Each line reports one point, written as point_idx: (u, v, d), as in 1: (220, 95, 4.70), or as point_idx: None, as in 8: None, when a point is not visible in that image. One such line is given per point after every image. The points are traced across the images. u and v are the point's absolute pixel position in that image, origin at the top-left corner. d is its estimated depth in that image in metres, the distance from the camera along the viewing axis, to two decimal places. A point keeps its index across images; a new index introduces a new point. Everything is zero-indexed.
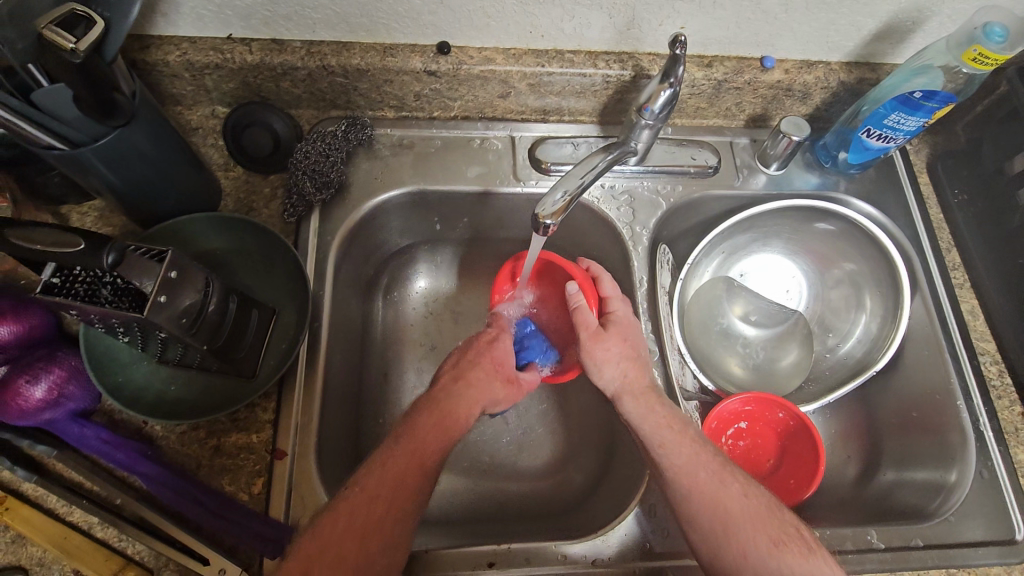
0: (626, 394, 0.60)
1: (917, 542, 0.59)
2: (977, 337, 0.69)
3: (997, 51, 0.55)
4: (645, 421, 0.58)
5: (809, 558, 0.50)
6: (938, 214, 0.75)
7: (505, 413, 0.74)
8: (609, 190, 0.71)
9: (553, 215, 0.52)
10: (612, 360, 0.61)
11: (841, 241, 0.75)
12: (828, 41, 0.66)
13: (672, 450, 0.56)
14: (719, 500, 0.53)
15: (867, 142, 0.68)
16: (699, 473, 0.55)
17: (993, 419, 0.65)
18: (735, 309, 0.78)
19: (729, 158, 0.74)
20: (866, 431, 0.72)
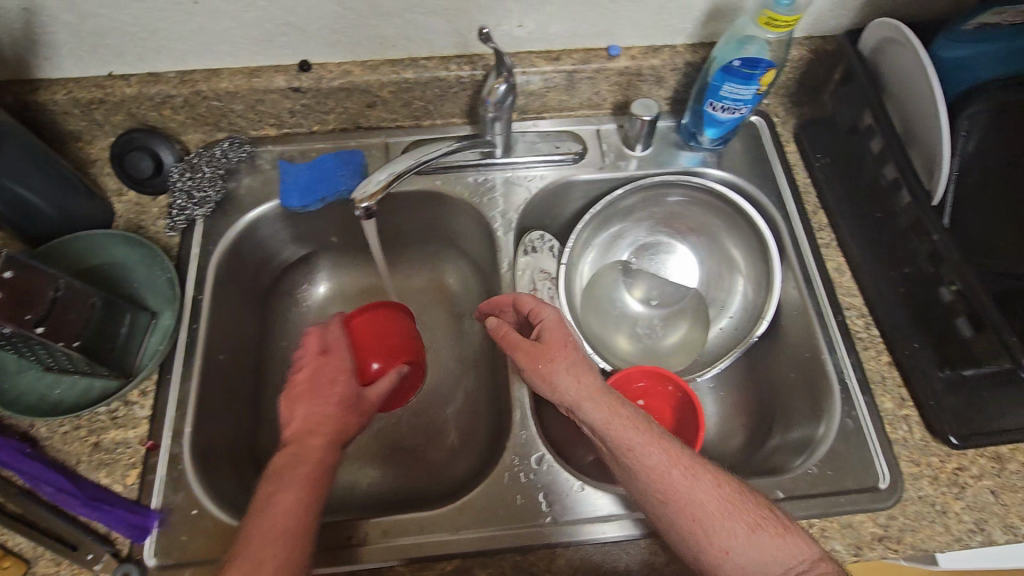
0: (587, 403, 0.54)
1: (778, 493, 0.59)
2: (842, 292, 0.69)
3: (784, 14, 0.57)
4: (602, 431, 0.53)
5: (763, 513, 0.49)
6: (804, 179, 0.77)
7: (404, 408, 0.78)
8: (480, 183, 0.75)
9: (371, 197, 0.57)
10: (560, 371, 0.56)
11: (710, 211, 0.78)
12: (665, 25, 0.70)
13: (647, 454, 0.51)
14: (691, 502, 0.49)
15: (716, 116, 0.71)
16: (672, 479, 0.50)
17: (858, 370, 0.65)
18: (635, 294, 0.80)
19: (596, 145, 0.78)
20: (751, 402, 0.74)
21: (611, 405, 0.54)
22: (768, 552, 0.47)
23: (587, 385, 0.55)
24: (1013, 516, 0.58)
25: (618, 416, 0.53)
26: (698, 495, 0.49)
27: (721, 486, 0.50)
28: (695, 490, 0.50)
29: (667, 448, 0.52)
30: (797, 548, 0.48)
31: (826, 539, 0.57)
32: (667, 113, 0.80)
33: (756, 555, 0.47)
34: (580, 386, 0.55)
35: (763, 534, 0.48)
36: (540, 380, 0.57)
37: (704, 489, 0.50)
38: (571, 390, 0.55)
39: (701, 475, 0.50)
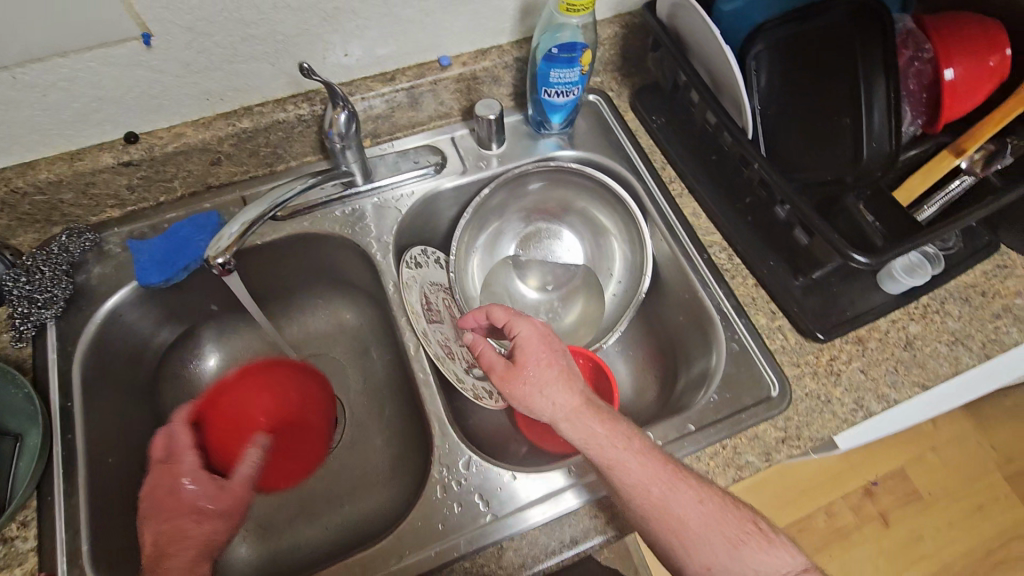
0: (570, 421, 0.57)
1: (690, 427, 0.64)
2: (703, 233, 0.76)
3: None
4: (587, 449, 0.56)
5: (738, 522, 0.54)
6: (648, 141, 0.83)
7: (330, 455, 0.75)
8: (349, 214, 0.75)
9: (226, 250, 0.56)
10: (543, 390, 0.59)
11: (573, 188, 0.83)
12: (486, 28, 0.74)
13: (629, 465, 0.55)
14: (675, 521, 0.53)
15: (553, 101, 0.75)
16: (656, 497, 0.53)
17: (731, 297, 0.71)
18: (532, 283, 0.84)
19: (453, 151, 0.80)
20: (656, 352, 0.79)
21: (597, 423, 0.57)
22: (747, 566, 0.52)
23: (568, 402, 0.58)
24: (883, 386, 0.66)
25: (597, 433, 0.56)
26: (681, 512, 0.53)
27: (704, 503, 0.54)
28: (678, 511, 0.53)
29: (651, 461, 0.55)
30: (773, 560, 0.53)
31: (738, 455, 0.63)
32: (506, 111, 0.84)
33: (733, 567, 0.52)
34: (562, 404, 0.58)
35: (744, 548, 0.53)
36: (519, 400, 0.60)
37: (687, 507, 0.53)
38: (552, 407, 0.58)
39: (682, 490, 0.54)
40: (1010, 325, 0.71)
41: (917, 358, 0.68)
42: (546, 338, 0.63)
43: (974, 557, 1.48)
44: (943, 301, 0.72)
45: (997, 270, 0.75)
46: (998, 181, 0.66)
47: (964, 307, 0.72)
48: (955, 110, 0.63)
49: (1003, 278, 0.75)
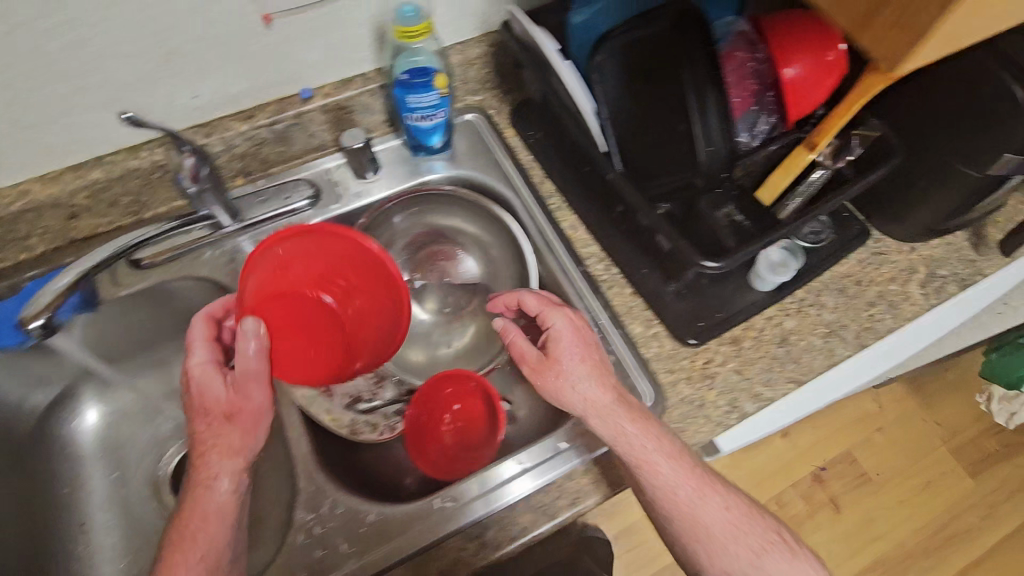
0: (602, 415, 0.61)
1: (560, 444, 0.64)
2: (580, 246, 0.76)
3: (411, 22, 0.60)
4: (622, 445, 0.60)
5: (732, 519, 0.60)
6: (527, 156, 0.83)
7: None
8: (221, 254, 0.74)
9: (35, 314, 0.57)
10: (586, 382, 0.62)
11: (454, 208, 0.82)
12: (344, 58, 0.72)
13: (667, 461, 0.59)
14: (705, 530, 0.59)
15: (420, 125, 0.74)
16: (683, 492, 0.59)
17: (606, 308, 0.71)
18: (427, 307, 0.83)
19: (327, 185, 0.80)
20: None
21: (638, 417, 0.60)
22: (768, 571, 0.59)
23: (605, 396, 0.61)
24: (756, 386, 0.67)
25: (637, 433, 0.60)
26: (714, 514, 0.59)
27: (729, 510, 0.60)
28: (705, 518, 0.59)
29: (680, 460, 0.60)
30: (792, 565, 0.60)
31: None
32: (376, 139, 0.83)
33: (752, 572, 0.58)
34: (598, 398, 0.61)
35: (775, 552, 0.60)
36: (550, 392, 0.63)
37: (714, 511, 0.59)
38: (585, 399, 0.61)
39: (689, 484, 0.59)
40: (884, 312, 0.72)
41: (791, 354, 0.69)
42: (579, 327, 0.65)
43: (926, 533, 1.48)
44: (819, 293, 0.73)
45: (873, 257, 0.75)
46: (850, 173, 0.67)
47: (840, 298, 0.73)
48: (797, 108, 0.65)
49: (880, 264, 0.75)
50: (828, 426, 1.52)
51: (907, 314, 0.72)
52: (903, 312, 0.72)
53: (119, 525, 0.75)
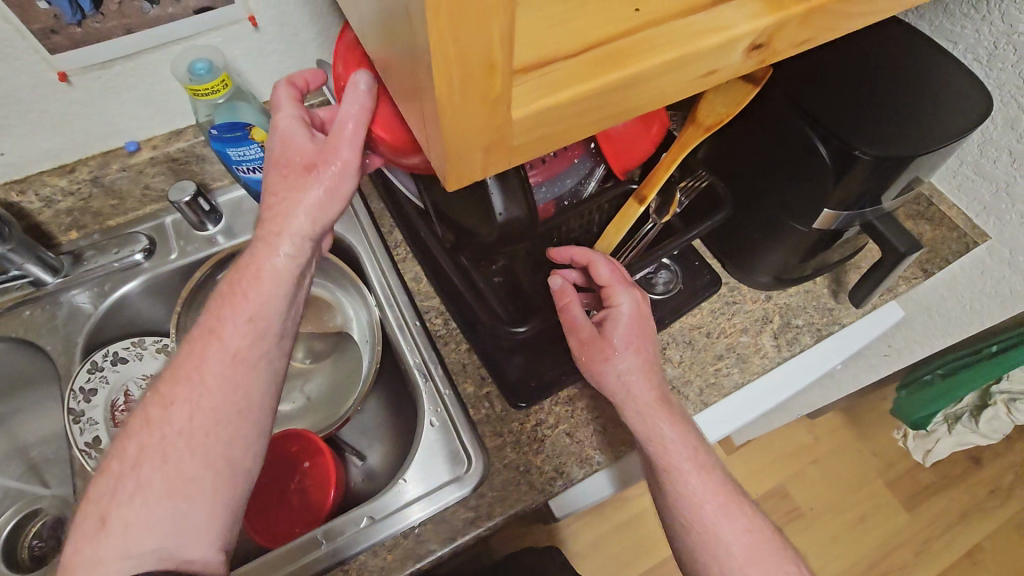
0: (660, 400, 0.59)
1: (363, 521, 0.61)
2: (421, 298, 0.72)
3: (203, 83, 0.60)
4: (665, 446, 0.57)
5: (745, 516, 0.56)
6: (378, 203, 0.80)
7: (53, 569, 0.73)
8: (43, 312, 0.71)
9: None
10: (641, 374, 0.59)
11: None
12: (167, 110, 0.71)
13: (680, 445, 0.57)
14: (729, 542, 0.54)
15: (253, 177, 0.72)
16: (705, 509, 0.55)
17: (439, 365, 0.68)
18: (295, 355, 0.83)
19: (166, 236, 0.77)
20: (399, 421, 0.76)
21: (677, 418, 0.58)
22: None
23: (651, 387, 0.59)
24: (587, 449, 0.63)
25: (647, 402, 0.58)
26: (733, 531, 0.55)
27: (750, 530, 0.55)
28: (734, 531, 0.55)
29: (700, 454, 0.57)
30: None
31: (422, 543, 0.59)
32: (221, 189, 0.80)
33: None
34: (646, 389, 0.59)
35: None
36: (591, 373, 0.60)
37: (735, 529, 0.55)
38: (640, 384, 0.59)
39: (715, 477, 0.57)
40: (732, 366, 0.70)
41: None
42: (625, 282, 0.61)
43: (861, 569, 1.40)
44: (664, 347, 0.70)
45: (725, 306, 0.73)
46: (679, 225, 0.64)
47: (687, 351, 0.70)
48: (621, 160, 0.63)
49: (731, 314, 0.72)
50: (758, 458, 1.49)
51: (756, 367, 0.70)
52: (752, 366, 0.70)
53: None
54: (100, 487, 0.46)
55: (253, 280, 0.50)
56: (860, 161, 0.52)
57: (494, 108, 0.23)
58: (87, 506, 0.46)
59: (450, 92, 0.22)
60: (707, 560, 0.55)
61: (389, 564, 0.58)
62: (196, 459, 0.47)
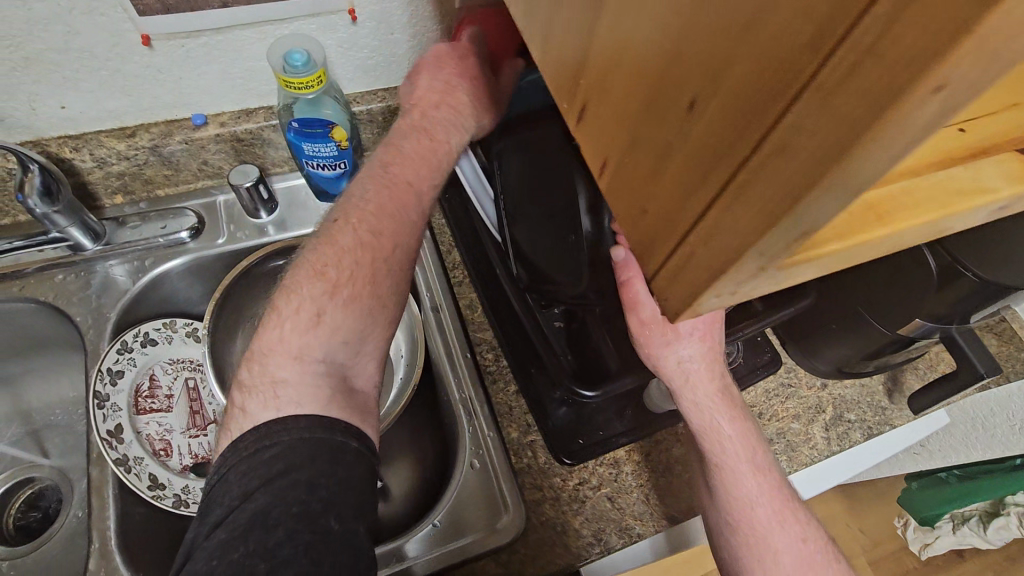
0: (722, 396, 0.57)
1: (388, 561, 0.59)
2: (473, 329, 0.70)
3: (297, 75, 0.56)
4: (721, 439, 0.56)
5: (797, 517, 0.57)
6: (440, 220, 0.77)
7: (46, 546, 0.69)
8: (78, 277, 0.67)
9: None
10: (709, 367, 0.55)
11: None
12: (245, 89, 0.67)
13: (738, 447, 0.56)
14: (778, 546, 0.55)
15: (320, 173, 0.69)
16: (755, 510, 0.55)
17: (485, 405, 0.65)
18: None
19: (215, 215, 0.74)
20: (427, 453, 0.74)
21: (739, 411, 0.58)
22: None
23: (716, 378, 0.56)
24: (627, 519, 0.61)
25: (714, 407, 0.56)
26: (781, 539, 0.55)
27: (803, 540, 0.56)
28: (782, 536, 0.55)
29: (758, 457, 0.57)
30: None
31: None
32: (278, 174, 0.77)
33: None
34: (711, 379, 0.56)
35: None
36: (649, 357, 0.53)
37: (785, 533, 0.55)
38: (705, 373, 0.55)
39: (769, 480, 0.57)
40: (781, 452, 0.68)
41: (672, 486, 0.63)
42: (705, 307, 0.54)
43: None
44: None
45: (780, 389, 0.71)
46: (758, 306, 0.63)
47: None
48: None
49: (784, 398, 0.71)
50: None
51: (804, 457, 0.68)
52: (800, 456, 0.68)
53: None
54: (309, 287, 0.50)
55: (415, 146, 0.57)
56: (965, 279, 0.51)
57: (764, 279, 0.21)
58: (295, 303, 0.49)
59: (760, 247, 0.18)
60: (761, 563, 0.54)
61: None
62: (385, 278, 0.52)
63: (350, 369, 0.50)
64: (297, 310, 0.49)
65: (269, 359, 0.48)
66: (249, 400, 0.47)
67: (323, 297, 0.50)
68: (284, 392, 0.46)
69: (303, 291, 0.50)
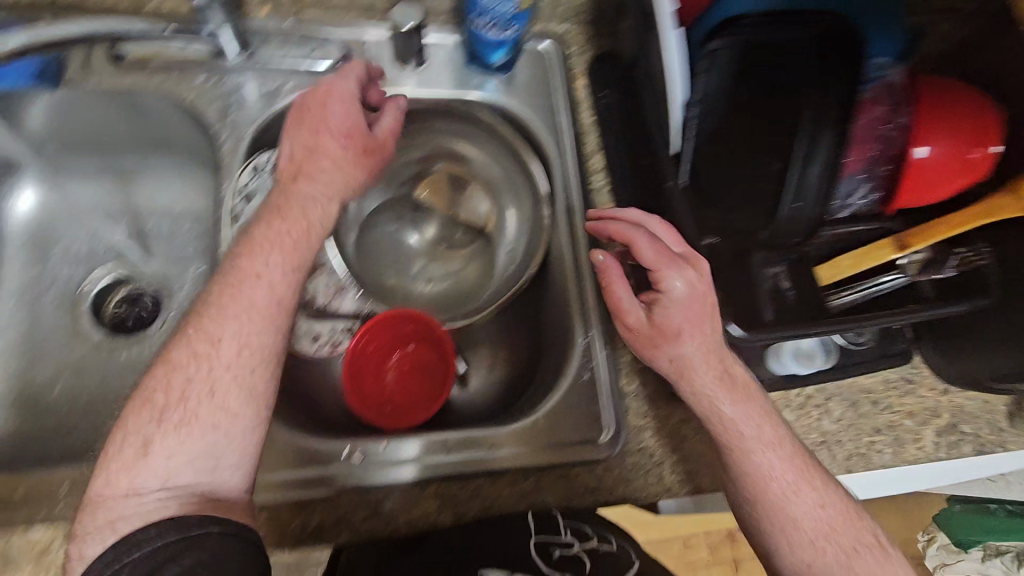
0: (734, 381, 0.53)
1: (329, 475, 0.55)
2: (604, 243, 0.66)
3: None
4: (746, 426, 0.53)
5: (823, 491, 0.52)
6: (589, 117, 0.71)
7: (146, 345, 0.71)
8: (215, 86, 0.64)
9: None
10: (702, 356, 0.52)
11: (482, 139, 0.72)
12: None
13: (749, 422, 0.53)
14: (804, 522, 0.51)
15: (482, 34, 0.63)
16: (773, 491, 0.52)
17: (603, 322, 0.63)
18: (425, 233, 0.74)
19: (361, 54, 0.67)
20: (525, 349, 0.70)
21: (750, 391, 0.54)
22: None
23: (715, 356, 0.53)
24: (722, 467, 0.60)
25: (707, 382, 0.53)
26: (795, 504, 0.51)
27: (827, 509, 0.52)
28: (797, 502, 0.51)
29: (774, 433, 0.53)
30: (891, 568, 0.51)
31: (537, 491, 0.58)
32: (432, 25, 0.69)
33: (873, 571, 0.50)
34: (710, 367, 0.53)
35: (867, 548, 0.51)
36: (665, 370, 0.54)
37: (802, 504, 0.51)
38: (695, 352, 0.52)
39: (791, 459, 0.53)
40: (886, 445, 0.65)
41: None
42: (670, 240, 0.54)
43: None
44: (828, 397, 0.65)
45: (902, 383, 0.67)
46: (928, 294, 0.57)
47: (847, 411, 0.65)
48: (909, 197, 0.54)
49: (902, 393, 0.67)
50: None
51: (909, 456, 0.65)
52: (906, 453, 0.65)
53: (25, 319, 0.68)
54: (135, 417, 0.46)
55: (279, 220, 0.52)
56: None
57: None
58: (126, 426, 0.45)
59: None
60: (786, 538, 0.51)
61: (500, 496, 0.58)
62: (240, 395, 0.47)
63: (217, 484, 0.46)
64: (190, 352, 0.47)
65: (116, 456, 0.45)
66: (85, 544, 0.43)
67: (213, 360, 0.47)
68: (127, 515, 0.43)
69: (175, 361, 0.47)
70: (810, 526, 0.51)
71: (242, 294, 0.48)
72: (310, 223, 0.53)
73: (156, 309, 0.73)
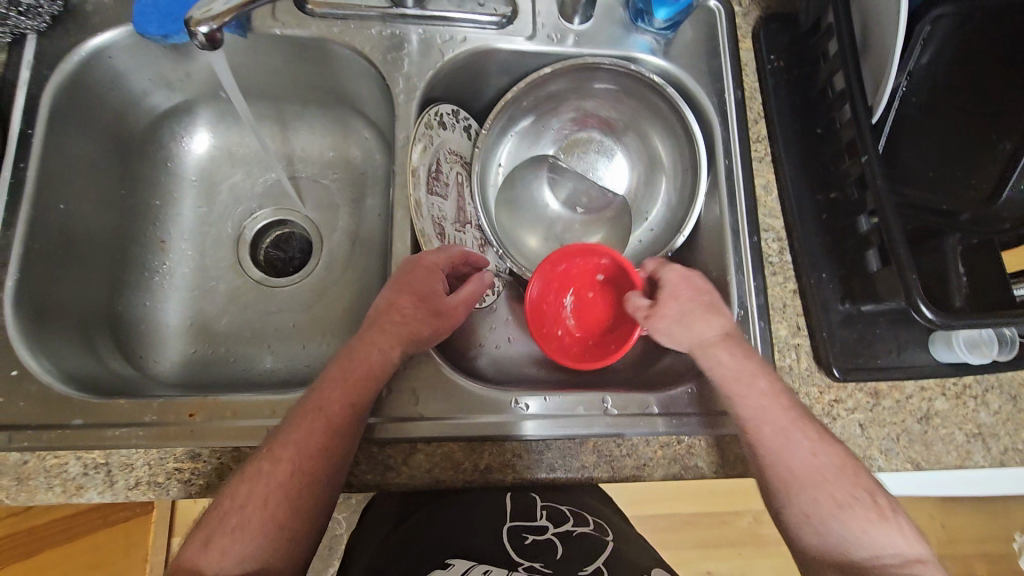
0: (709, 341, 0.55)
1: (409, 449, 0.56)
2: (764, 213, 0.64)
3: None
4: (728, 385, 0.54)
5: (875, 521, 0.50)
6: (754, 82, 0.67)
7: (298, 286, 0.74)
8: (386, 35, 0.64)
9: (216, 19, 0.48)
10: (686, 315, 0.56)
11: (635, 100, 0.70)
12: None
13: (797, 443, 0.52)
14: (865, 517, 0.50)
15: None
16: (828, 473, 0.51)
17: (760, 294, 0.62)
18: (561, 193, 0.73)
19: (529, 9, 0.66)
20: None
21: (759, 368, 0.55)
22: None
23: (722, 332, 0.56)
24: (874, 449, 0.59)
25: (721, 355, 0.55)
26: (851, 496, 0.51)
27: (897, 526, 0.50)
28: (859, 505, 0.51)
29: (828, 455, 0.52)
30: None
31: (690, 456, 0.58)
32: None
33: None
34: (715, 335, 0.55)
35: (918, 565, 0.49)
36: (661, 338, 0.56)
37: (867, 503, 0.51)
38: (708, 329, 0.55)
39: (846, 484, 0.51)
40: None
41: (925, 436, 0.60)
42: (696, 285, 0.57)
43: None
44: (988, 388, 0.62)
45: None
46: None
47: (1007, 405, 0.62)
48: None
49: None
50: None
51: None
52: None
53: (195, 256, 0.72)
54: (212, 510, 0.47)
55: (340, 408, 0.51)
56: None
57: None
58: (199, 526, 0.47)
59: None
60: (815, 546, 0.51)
61: (655, 459, 0.57)
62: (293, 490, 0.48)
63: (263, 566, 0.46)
64: (258, 468, 0.48)
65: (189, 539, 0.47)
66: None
67: (277, 471, 0.48)
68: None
69: (245, 475, 0.49)
70: (865, 552, 0.50)
71: (308, 434, 0.49)
72: (371, 372, 0.53)
73: (306, 253, 0.76)
